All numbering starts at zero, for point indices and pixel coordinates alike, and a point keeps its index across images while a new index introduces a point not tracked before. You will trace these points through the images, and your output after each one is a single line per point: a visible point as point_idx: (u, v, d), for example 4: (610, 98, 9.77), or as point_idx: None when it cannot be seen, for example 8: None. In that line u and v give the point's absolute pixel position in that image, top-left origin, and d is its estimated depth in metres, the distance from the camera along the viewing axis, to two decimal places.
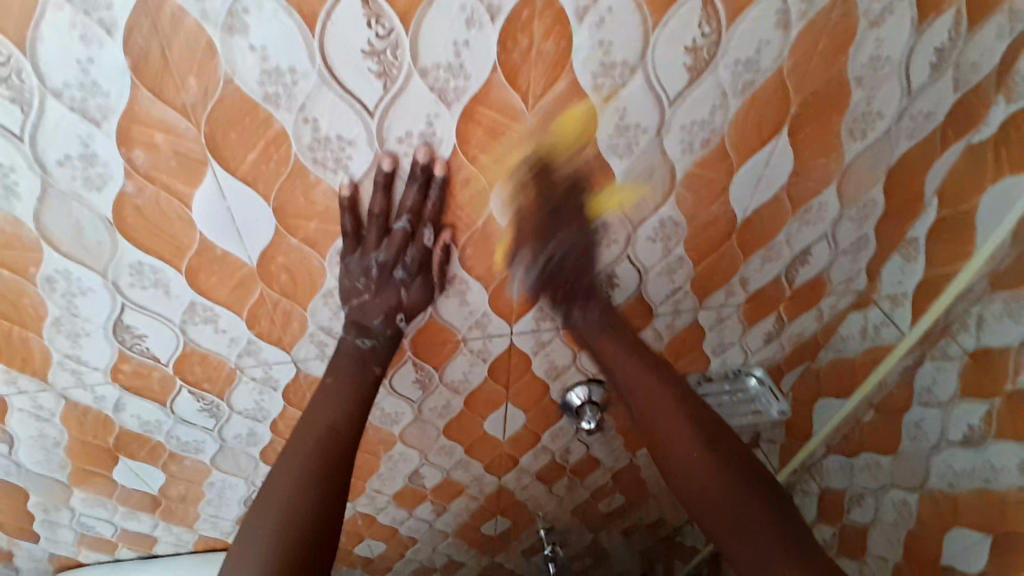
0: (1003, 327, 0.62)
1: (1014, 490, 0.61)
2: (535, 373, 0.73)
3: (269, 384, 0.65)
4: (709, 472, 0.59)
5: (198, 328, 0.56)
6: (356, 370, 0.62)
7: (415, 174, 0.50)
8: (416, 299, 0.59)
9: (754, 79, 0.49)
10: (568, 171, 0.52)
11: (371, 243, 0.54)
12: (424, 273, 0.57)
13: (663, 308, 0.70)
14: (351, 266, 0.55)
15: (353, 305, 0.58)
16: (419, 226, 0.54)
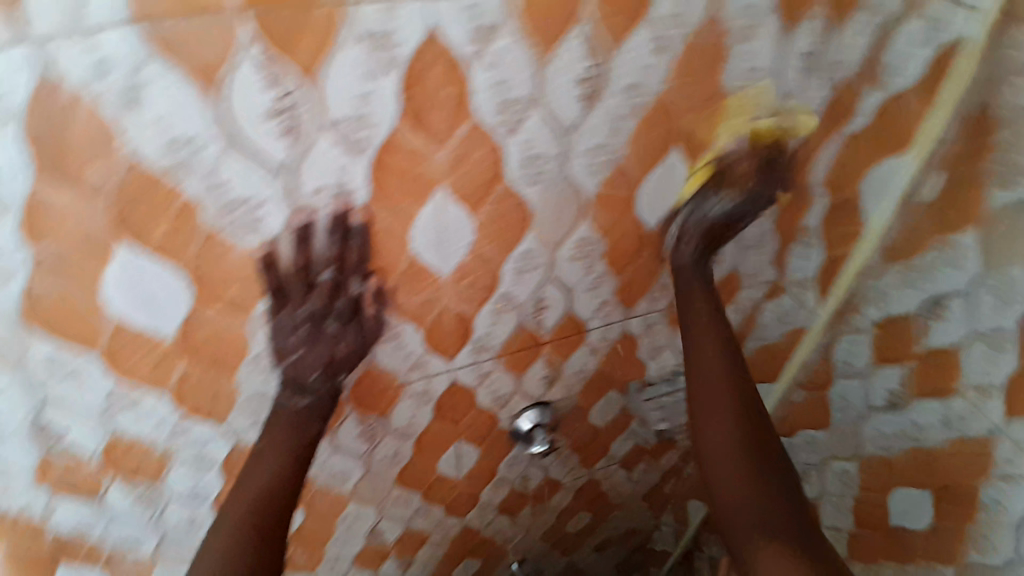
0: (903, 296, 0.71)
1: (942, 445, 0.70)
2: (481, 406, 0.74)
3: (205, 464, 0.61)
4: (738, 447, 0.55)
5: (123, 414, 0.52)
6: (290, 429, 0.57)
7: (333, 225, 0.49)
8: (350, 351, 0.56)
9: (643, 100, 0.52)
10: (487, 207, 0.54)
11: (297, 298, 0.52)
12: (356, 320, 0.55)
13: (595, 322, 0.73)
14: (280, 324, 0.53)
15: (287, 364, 0.56)
16: (345, 275, 0.52)
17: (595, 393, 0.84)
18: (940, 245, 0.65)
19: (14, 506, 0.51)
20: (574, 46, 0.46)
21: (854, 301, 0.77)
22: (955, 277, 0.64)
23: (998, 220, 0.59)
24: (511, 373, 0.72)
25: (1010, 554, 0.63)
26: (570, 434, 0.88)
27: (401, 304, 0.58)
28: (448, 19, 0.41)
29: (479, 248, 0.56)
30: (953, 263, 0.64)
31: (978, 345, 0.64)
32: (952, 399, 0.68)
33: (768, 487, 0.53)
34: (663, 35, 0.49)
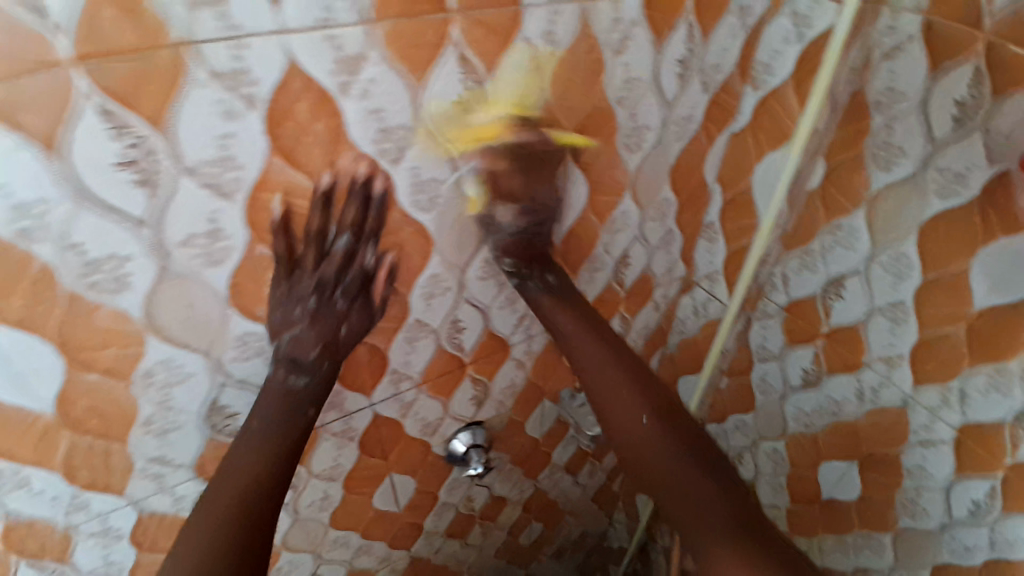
0: (803, 280, 0.74)
1: (860, 419, 0.75)
2: (410, 436, 0.71)
3: (111, 534, 0.58)
4: (648, 436, 0.56)
5: (13, 497, 0.49)
6: (283, 415, 0.54)
7: (354, 190, 0.48)
8: (355, 329, 0.54)
9: (528, 118, 0.52)
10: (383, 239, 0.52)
11: (308, 264, 0.50)
12: (365, 295, 0.54)
13: (516, 337, 0.72)
14: (288, 293, 0.50)
15: (285, 341, 0.53)
16: (360, 244, 0.50)
17: (527, 407, 0.83)
18: (831, 228, 0.69)
19: None
20: (450, 70, 0.45)
21: (761, 287, 0.80)
22: (849, 258, 0.68)
23: (878, 203, 0.64)
24: (438, 400, 0.70)
25: (941, 517, 0.69)
26: (509, 449, 0.86)
27: None
28: (307, 53, 0.40)
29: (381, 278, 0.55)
30: (846, 245, 0.68)
31: (879, 318, 0.68)
32: (863, 372, 0.72)
33: (686, 468, 0.53)
34: (537, 53, 0.49)
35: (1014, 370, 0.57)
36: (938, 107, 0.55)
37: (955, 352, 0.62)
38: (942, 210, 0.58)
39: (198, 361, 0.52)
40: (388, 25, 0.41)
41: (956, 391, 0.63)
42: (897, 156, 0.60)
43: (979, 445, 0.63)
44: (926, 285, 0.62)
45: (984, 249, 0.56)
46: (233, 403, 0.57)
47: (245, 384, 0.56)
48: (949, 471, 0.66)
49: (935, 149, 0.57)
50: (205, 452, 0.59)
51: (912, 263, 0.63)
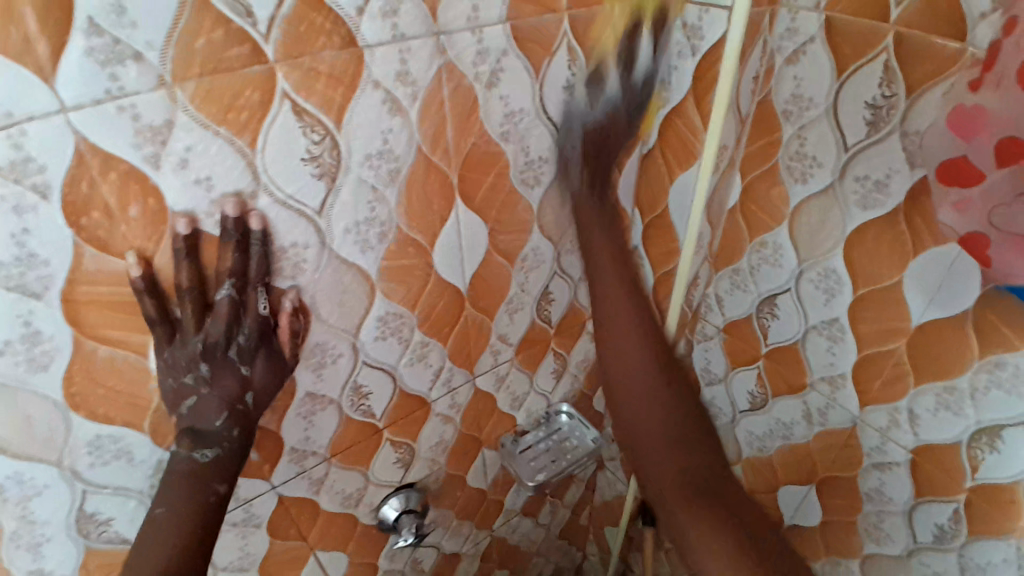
0: (736, 299, 0.71)
1: (811, 440, 0.71)
2: (330, 510, 0.66)
3: None
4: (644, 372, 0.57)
5: None
6: (190, 492, 0.50)
7: (228, 234, 0.43)
8: (265, 383, 0.50)
9: (397, 166, 0.48)
10: (253, 313, 0.47)
11: (189, 326, 0.45)
12: (267, 348, 0.49)
13: (437, 392, 0.66)
14: (172, 359, 0.46)
15: (185, 411, 0.48)
16: (244, 293, 0.46)
17: (465, 460, 0.77)
18: (756, 246, 0.66)
19: None
20: (286, 124, 0.41)
21: (699, 310, 0.76)
22: (776, 278, 0.65)
23: (799, 215, 0.60)
24: (356, 469, 0.65)
25: (907, 544, 0.66)
26: (452, 504, 0.81)
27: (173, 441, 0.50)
28: (98, 130, 0.35)
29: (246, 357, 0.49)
30: (772, 263, 0.65)
31: (815, 336, 0.65)
32: (809, 393, 0.69)
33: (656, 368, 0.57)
34: (393, 94, 0.44)
35: (963, 388, 0.55)
36: (849, 113, 0.53)
37: (898, 369, 0.59)
38: (865, 223, 0.56)
39: (50, 474, 0.46)
40: (193, 88, 0.37)
41: (905, 410, 0.60)
42: (812, 168, 0.57)
43: (936, 466, 0.60)
44: (857, 303, 0.59)
45: (914, 263, 0.54)
46: (105, 508, 0.50)
47: (112, 487, 0.49)
48: (908, 494, 0.64)
49: (850, 159, 0.54)
50: (88, 562, 0.52)
51: (841, 279, 0.60)
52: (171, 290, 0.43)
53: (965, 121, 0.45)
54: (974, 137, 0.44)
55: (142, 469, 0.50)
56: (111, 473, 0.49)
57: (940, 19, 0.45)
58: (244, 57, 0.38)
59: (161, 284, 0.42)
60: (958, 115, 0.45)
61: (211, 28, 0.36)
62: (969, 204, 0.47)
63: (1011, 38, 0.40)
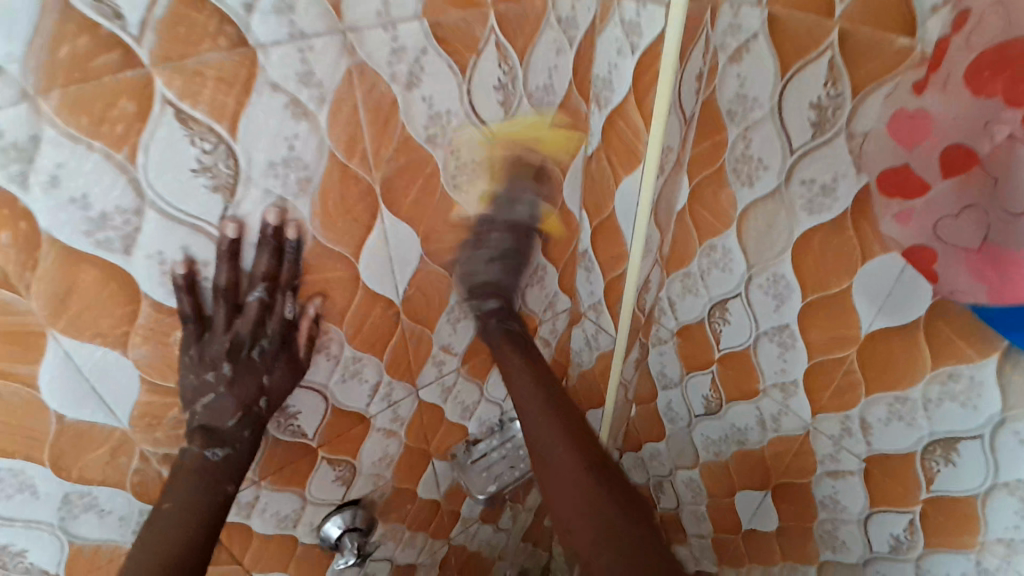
0: (688, 303, 0.69)
1: (764, 445, 0.70)
2: (264, 533, 0.63)
3: None
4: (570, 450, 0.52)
5: None
6: (202, 489, 0.50)
7: (263, 239, 0.45)
8: (281, 385, 0.51)
9: (307, 175, 0.44)
10: (274, 317, 0.48)
11: (219, 324, 0.46)
12: (288, 350, 0.50)
13: (377, 407, 0.63)
14: (199, 356, 0.46)
15: (199, 409, 0.49)
16: (275, 296, 0.47)
17: (414, 473, 0.75)
18: (706, 249, 0.64)
19: None
20: (169, 133, 0.37)
21: (653, 313, 0.74)
22: (729, 282, 0.63)
23: (747, 219, 0.58)
24: (292, 489, 0.62)
25: (863, 553, 0.66)
26: (402, 517, 0.78)
27: (77, 470, 0.47)
28: None
29: (151, 379, 0.46)
30: (722, 267, 0.63)
31: (766, 341, 0.63)
32: (761, 399, 0.68)
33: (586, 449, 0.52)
34: (296, 98, 0.41)
35: (916, 399, 0.54)
36: (793, 115, 0.50)
37: (850, 377, 0.58)
38: (813, 228, 0.54)
39: None
40: (58, 98, 0.33)
41: (856, 419, 0.60)
42: (758, 170, 0.55)
43: (890, 477, 0.60)
44: (808, 309, 0.58)
45: (863, 271, 0.52)
46: (14, 544, 0.46)
47: (16, 522, 0.46)
48: (864, 503, 0.63)
49: (795, 161, 0.52)
50: None
51: (791, 284, 0.58)
52: (207, 290, 0.45)
53: (901, 128, 0.43)
54: (918, 144, 0.42)
55: (50, 501, 0.46)
56: (11, 509, 0.45)
57: (890, 11, 0.42)
58: (116, 63, 0.34)
59: (199, 283, 0.44)
60: (896, 119, 0.44)
61: (75, 34, 0.32)
62: (912, 215, 0.45)
63: (960, 34, 0.39)
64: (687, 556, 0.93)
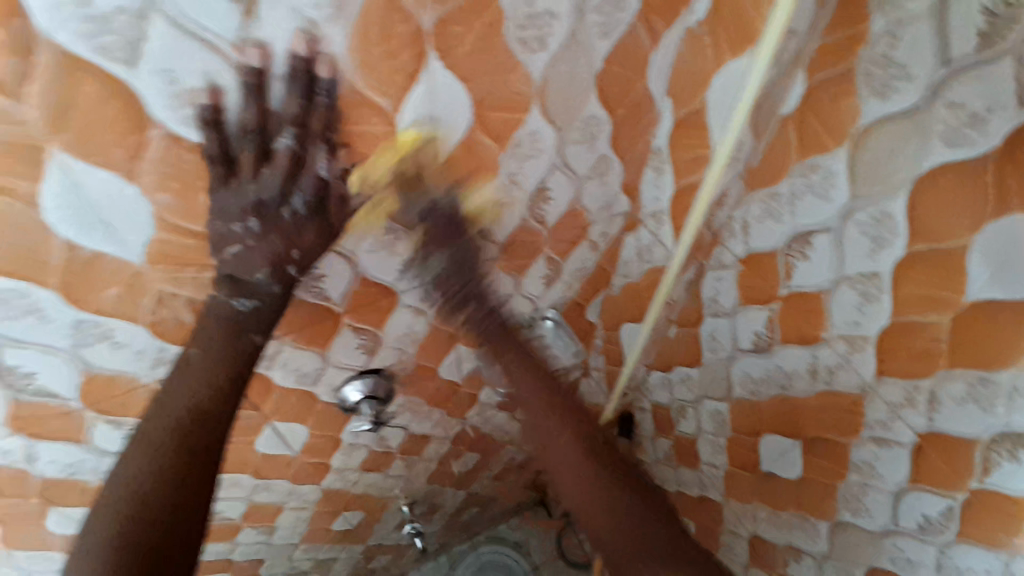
0: (766, 229, 0.61)
1: (810, 397, 0.65)
2: (283, 387, 0.63)
3: (29, 457, 0.58)
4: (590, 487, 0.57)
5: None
6: (226, 340, 0.49)
7: (293, 74, 0.38)
8: (313, 246, 0.47)
9: (342, 1, 0.37)
10: (307, 172, 0.43)
11: (246, 171, 0.41)
12: (320, 209, 0.46)
13: (405, 282, 0.60)
14: (224, 205, 0.42)
15: (226, 259, 0.45)
16: (307, 146, 0.42)
17: (436, 353, 0.74)
18: (805, 169, 0.54)
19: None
20: None
21: (719, 234, 0.67)
22: (822, 212, 0.54)
23: (868, 139, 0.48)
24: (311, 350, 0.61)
25: (885, 522, 0.62)
26: (421, 393, 0.79)
27: (89, 301, 0.45)
28: None
29: (168, 220, 0.43)
30: (819, 193, 0.54)
31: (846, 289, 0.56)
32: (821, 348, 0.61)
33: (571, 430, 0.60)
34: None
35: (1003, 382, 0.46)
36: (959, 17, 0.39)
37: (931, 345, 0.50)
38: (944, 164, 0.44)
39: None
40: None
41: (925, 391, 0.53)
42: (898, 80, 0.44)
43: (941, 456, 0.54)
44: (910, 260, 0.49)
45: (988, 226, 0.43)
46: (27, 363, 0.48)
47: (26, 342, 0.46)
48: (904, 476, 0.58)
49: (946, 77, 0.41)
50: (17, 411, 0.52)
51: (896, 228, 0.49)
52: (232, 129, 0.39)
53: None
54: None
55: (60, 329, 0.46)
56: (23, 330, 0.45)
57: None
58: None
59: (223, 119, 0.38)
60: None
61: None
62: None
63: None
64: (694, 479, 0.93)
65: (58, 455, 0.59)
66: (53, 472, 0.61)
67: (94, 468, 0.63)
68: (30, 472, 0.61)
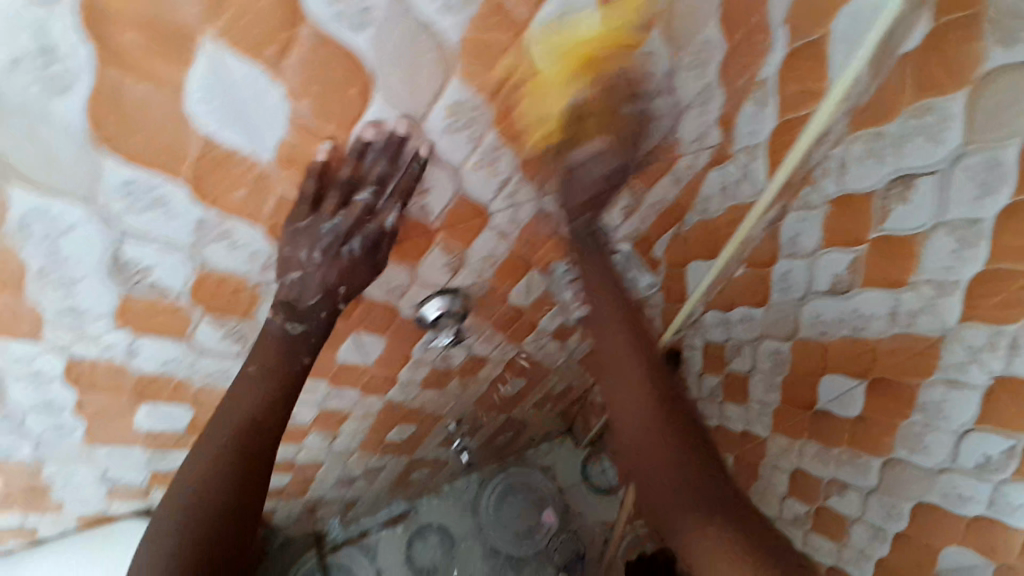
0: (866, 169, 0.59)
1: (884, 339, 0.66)
2: (373, 298, 0.65)
3: (128, 350, 0.58)
4: (642, 426, 0.65)
5: (91, 285, 0.48)
6: (283, 357, 0.60)
7: (388, 146, 0.48)
8: (356, 283, 0.58)
9: None
10: (372, 224, 0.54)
11: (327, 211, 0.51)
12: (371, 254, 0.56)
13: (498, 203, 0.61)
14: (299, 235, 0.51)
15: (289, 280, 0.55)
16: (380, 200, 0.52)
17: (511, 277, 0.75)
18: (919, 110, 0.51)
19: (103, 341, 0.55)
20: None
21: (811, 172, 0.65)
22: (931, 155, 0.53)
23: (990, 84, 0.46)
24: (404, 265, 0.62)
25: (943, 461, 0.65)
26: (490, 314, 0.81)
27: (217, 200, 0.45)
28: None
29: (305, 125, 0.43)
30: (930, 136, 0.52)
31: (942, 235, 0.56)
32: (904, 292, 0.62)
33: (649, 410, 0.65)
34: None
35: None
36: None
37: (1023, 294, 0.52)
38: None
39: (77, 212, 0.41)
40: None
41: (1008, 335, 0.54)
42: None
43: (1013, 401, 0.56)
44: (1012, 210, 0.49)
45: None
46: (142, 257, 0.47)
47: (149, 238, 0.46)
48: (970, 418, 0.60)
49: None
50: (126, 303, 0.52)
51: (1006, 175, 0.48)
52: (328, 179, 0.49)
53: None
54: None
55: (183, 225, 0.46)
56: (149, 223, 0.44)
57: None
58: None
59: (325, 171, 0.48)
60: None
61: None
62: None
63: None
64: (739, 413, 0.97)
65: (158, 350, 0.59)
66: (155, 368, 0.62)
67: (188, 366, 0.63)
68: (128, 368, 0.60)
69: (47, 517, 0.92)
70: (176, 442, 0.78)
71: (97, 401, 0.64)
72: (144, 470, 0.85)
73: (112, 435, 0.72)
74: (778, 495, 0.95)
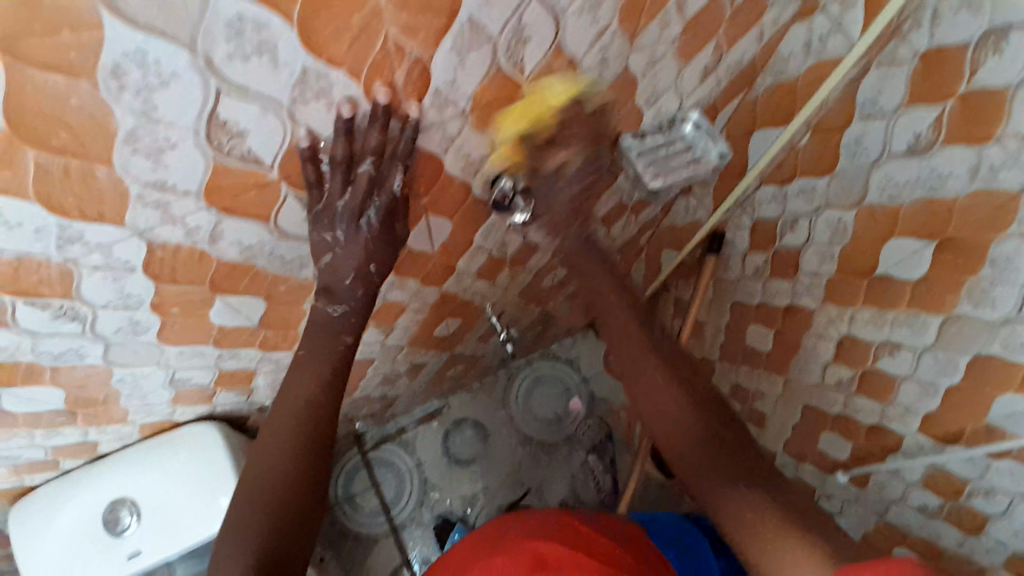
0: (960, 19, 0.58)
1: (961, 199, 0.65)
2: (451, 174, 0.62)
3: (209, 236, 0.54)
4: (663, 397, 0.71)
5: (179, 155, 0.44)
6: (326, 337, 0.66)
7: (375, 114, 0.48)
8: (378, 246, 0.60)
9: None
10: (388, 193, 0.56)
11: (335, 189, 0.54)
12: (388, 220, 0.59)
13: (589, 59, 0.58)
14: (320, 215, 0.56)
15: (325, 260, 0.60)
16: (383, 165, 0.53)
17: None
18: None
19: (188, 224, 0.51)
20: None
21: (902, 25, 0.63)
22: None
23: None
24: (487, 135, 0.59)
25: (1007, 313, 0.66)
26: None
27: (325, 50, 0.41)
28: None
29: None
30: None
31: None
32: (987, 148, 0.60)
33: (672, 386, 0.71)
34: None
35: None
36: None
37: None
38: None
39: (177, 59, 0.37)
40: None
41: None
42: None
43: None
44: None
45: None
46: (237, 119, 0.43)
47: (248, 94, 0.41)
48: None
49: None
50: (212, 179, 0.47)
51: None
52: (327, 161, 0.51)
53: None
54: None
55: (286, 77, 0.42)
56: (250, 74, 0.40)
57: None
58: None
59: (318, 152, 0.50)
60: None
61: None
62: None
63: None
64: (785, 288, 0.99)
65: (241, 235, 0.56)
66: (237, 256, 0.59)
67: (269, 252, 0.60)
68: (211, 256, 0.57)
69: (107, 429, 0.92)
70: (244, 341, 0.77)
71: (171, 297, 0.61)
72: (208, 373, 0.84)
73: (183, 337, 0.71)
74: (819, 364, 0.99)
